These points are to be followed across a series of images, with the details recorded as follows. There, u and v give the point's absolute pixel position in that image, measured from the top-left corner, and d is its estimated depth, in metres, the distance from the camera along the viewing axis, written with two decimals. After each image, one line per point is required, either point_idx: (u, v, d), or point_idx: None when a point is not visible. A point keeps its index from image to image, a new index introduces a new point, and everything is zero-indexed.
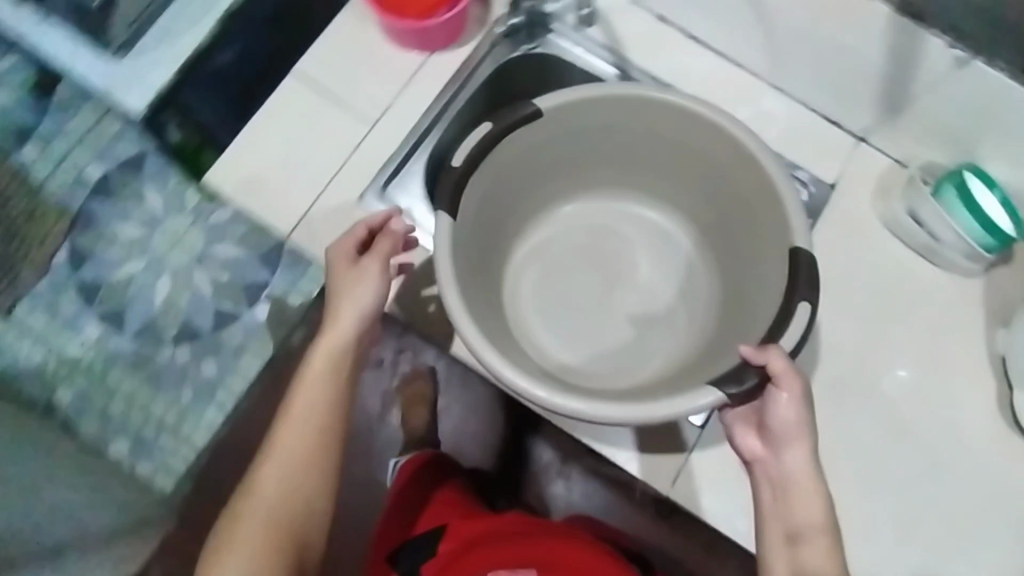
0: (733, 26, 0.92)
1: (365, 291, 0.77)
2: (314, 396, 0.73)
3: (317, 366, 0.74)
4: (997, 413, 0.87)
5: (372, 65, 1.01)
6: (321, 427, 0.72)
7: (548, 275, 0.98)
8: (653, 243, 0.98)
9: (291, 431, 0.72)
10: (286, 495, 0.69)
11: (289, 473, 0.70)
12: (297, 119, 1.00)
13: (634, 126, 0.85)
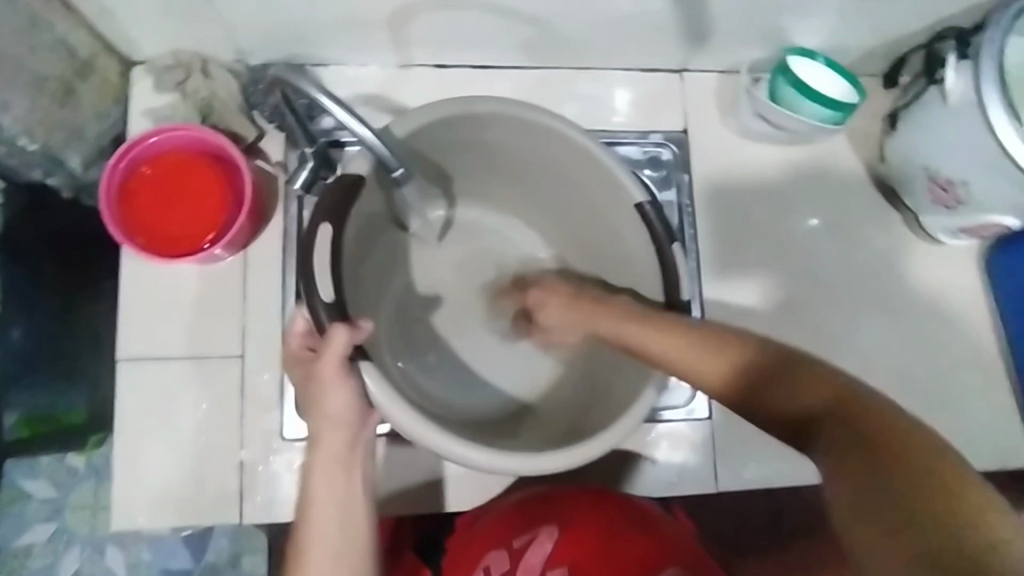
0: (513, 42, 0.87)
1: (340, 401, 0.67)
2: (333, 431, 0.67)
3: (329, 442, 0.67)
4: (905, 229, 0.98)
5: (186, 289, 0.83)
6: (347, 515, 0.65)
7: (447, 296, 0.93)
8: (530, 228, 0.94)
9: (320, 531, 0.63)
10: None
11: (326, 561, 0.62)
12: (156, 397, 0.81)
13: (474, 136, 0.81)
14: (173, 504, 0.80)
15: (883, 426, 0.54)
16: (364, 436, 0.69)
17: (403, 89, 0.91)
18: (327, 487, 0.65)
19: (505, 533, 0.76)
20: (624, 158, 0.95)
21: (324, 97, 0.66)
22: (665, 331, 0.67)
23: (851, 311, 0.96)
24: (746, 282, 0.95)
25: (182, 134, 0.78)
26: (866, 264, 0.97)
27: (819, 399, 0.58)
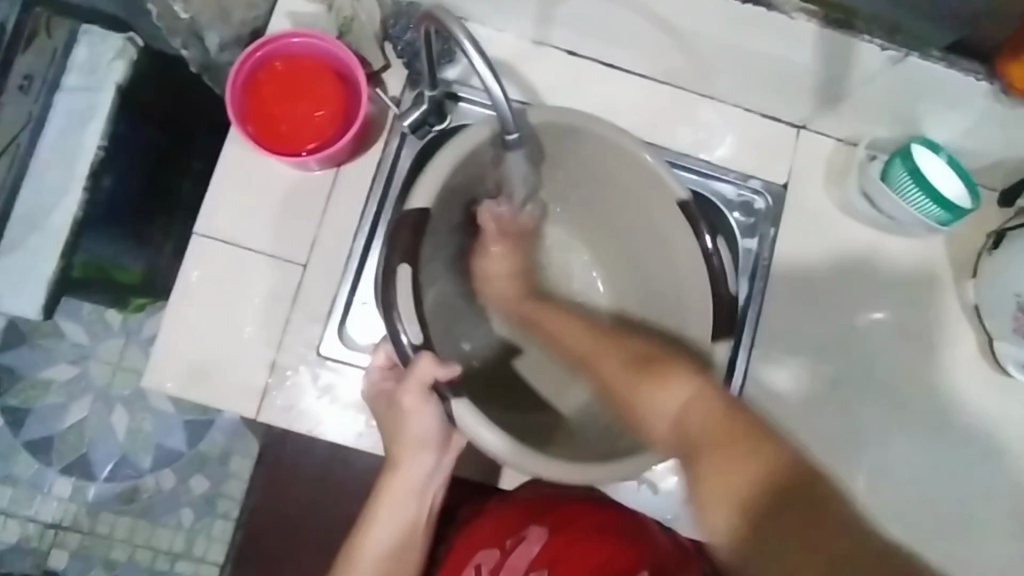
0: (650, 51, 0.88)
1: (422, 425, 0.75)
2: (413, 461, 0.76)
3: (400, 477, 0.76)
4: (975, 349, 0.95)
5: (275, 187, 0.86)
6: (407, 525, 0.75)
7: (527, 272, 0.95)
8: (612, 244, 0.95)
9: (369, 533, 0.74)
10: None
11: (392, 541, 0.74)
12: (218, 276, 0.84)
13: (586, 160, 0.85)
14: (199, 378, 0.83)
15: (803, 490, 0.50)
16: (435, 481, 0.78)
17: (530, 64, 0.92)
18: (405, 494, 0.76)
19: (500, 535, 0.77)
20: (719, 193, 0.94)
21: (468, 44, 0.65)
22: (659, 387, 0.62)
23: (897, 412, 0.94)
24: (799, 350, 0.94)
25: (317, 43, 0.81)
26: (921, 372, 0.95)
27: (701, 433, 0.56)
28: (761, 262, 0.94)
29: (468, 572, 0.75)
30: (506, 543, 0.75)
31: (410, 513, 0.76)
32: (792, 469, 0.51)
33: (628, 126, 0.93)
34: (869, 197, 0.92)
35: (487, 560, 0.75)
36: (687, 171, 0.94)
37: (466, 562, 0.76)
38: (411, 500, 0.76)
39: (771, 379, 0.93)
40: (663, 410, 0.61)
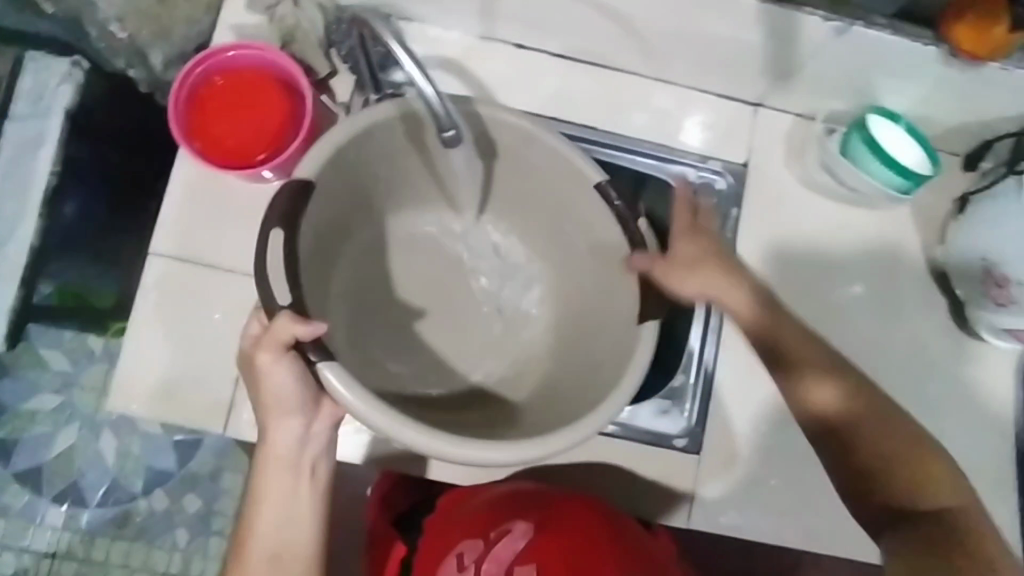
0: (597, 39, 0.87)
1: (279, 387, 0.70)
2: (275, 436, 0.72)
3: (272, 450, 0.72)
4: (948, 316, 0.94)
5: (228, 202, 0.85)
6: (293, 489, 0.72)
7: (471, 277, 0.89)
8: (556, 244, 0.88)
9: (263, 504, 0.72)
10: (272, 550, 0.71)
11: (275, 508, 0.72)
12: (177, 295, 0.84)
13: (504, 159, 0.82)
14: (163, 398, 0.82)
15: (921, 472, 0.71)
16: (308, 447, 0.73)
17: (479, 60, 0.91)
18: (285, 457, 0.73)
19: (484, 525, 0.76)
20: (678, 177, 0.93)
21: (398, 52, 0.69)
22: (831, 387, 0.73)
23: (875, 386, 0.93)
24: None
25: (259, 54, 0.81)
26: (897, 343, 0.94)
27: (842, 404, 0.72)
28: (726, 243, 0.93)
29: (450, 561, 0.74)
30: (492, 533, 0.75)
31: (281, 471, 0.72)
32: (890, 413, 0.73)
33: (583, 115, 0.92)
34: (830, 171, 0.92)
35: (471, 549, 0.74)
36: (644, 158, 0.93)
37: (448, 553, 0.76)
38: (285, 465, 0.73)
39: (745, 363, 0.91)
40: (842, 435, 0.73)
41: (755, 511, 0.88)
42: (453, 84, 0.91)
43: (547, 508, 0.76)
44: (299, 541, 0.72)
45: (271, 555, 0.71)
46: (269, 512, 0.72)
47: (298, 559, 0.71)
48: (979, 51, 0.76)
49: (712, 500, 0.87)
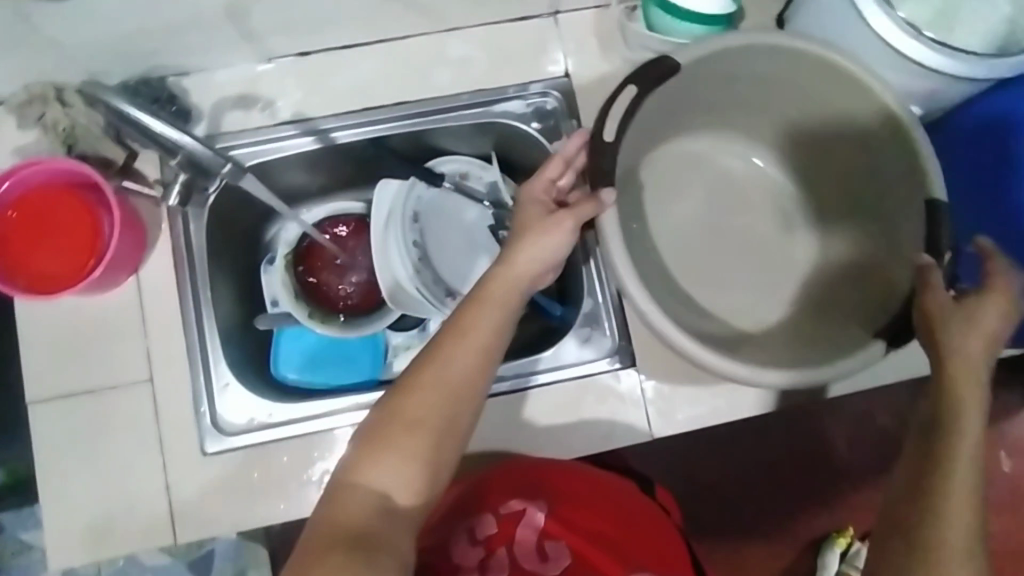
0: (368, 15, 0.83)
1: (549, 247, 0.70)
2: (486, 313, 0.66)
3: (495, 287, 0.68)
4: None
5: (83, 323, 0.82)
6: (490, 348, 0.66)
7: (685, 196, 0.89)
8: (684, 148, 0.90)
9: (460, 347, 0.64)
10: (406, 420, 0.61)
11: (468, 368, 0.64)
12: (72, 430, 0.81)
13: (725, 67, 0.80)
14: (104, 533, 0.80)
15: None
16: (501, 340, 0.67)
17: (270, 84, 0.88)
18: (506, 311, 0.68)
19: (488, 501, 0.80)
20: (508, 113, 0.90)
21: (115, 101, 0.71)
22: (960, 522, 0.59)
23: (777, 228, 0.91)
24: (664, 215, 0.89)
25: (44, 167, 0.77)
26: (780, 181, 0.92)
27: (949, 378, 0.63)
28: None
29: (460, 537, 0.80)
30: (503, 511, 0.80)
31: (477, 350, 0.65)
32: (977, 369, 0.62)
33: (390, 95, 0.89)
34: (645, 50, 0.89)
35: (487, 526, 0.80)
36: (467, 109, 0.90)
37: (457, 526, 0.80)
38: (457, 333, 0.65)
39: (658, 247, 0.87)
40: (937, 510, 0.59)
41: (711, 395, 0.85)
42: (254, 118, 0.88)
43: (554, 484, 0.80)
44: (438, 415, 0.62)
45: (397, 430, 0.61)
46: (444, 366, 0.63)
47: (445, 400, 0.62)
48: None
49: (669, 403, 0.85)
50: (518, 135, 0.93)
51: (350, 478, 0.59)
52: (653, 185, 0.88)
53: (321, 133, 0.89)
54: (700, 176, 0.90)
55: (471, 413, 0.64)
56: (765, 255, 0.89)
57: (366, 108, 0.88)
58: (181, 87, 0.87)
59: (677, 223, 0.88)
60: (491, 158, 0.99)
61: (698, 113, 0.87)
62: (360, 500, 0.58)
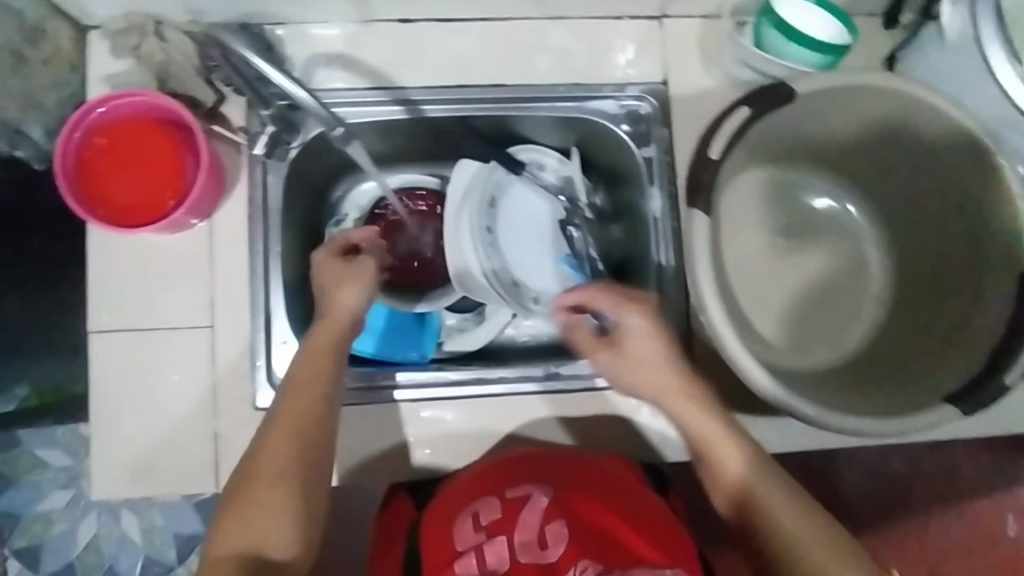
0: None
1: (351, 295, 0.79)
2: (314, 360, 0.75)
3: (321, 338, 0.76)
4: None
5: (153, 262, 0.82)
6: (317, 416, 0.72)
7: (767, 226, 0.89)
8: (773, 178, 0.89)
9: (282, 427, 0.71)
10: (241, 484, 0.68)
11: (283, 442, 0.70)
12: (127, 366, 0.81)
13: (836, 100, 0.77)
14: (146, 473, 0.80)
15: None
16: (336, 383, 0.75)
17: (366, 47, 0.86)
18: (320, 378, 0.74)
19: (500, 482, 0.77)
20: (600, 112, 0.89)
21: (246, 52, 0.60)
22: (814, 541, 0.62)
23: (853, 269, 0.90)
24: (743, 241, 0.88)
25: (136, 100, 0.76)
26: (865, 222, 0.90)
27: (701, 423, 0.70)
28: (664, 163, 0.88)
29: (463, 521, 0.73)
30: (508, 495, 0.74)
31: (295, 417, 0.71)
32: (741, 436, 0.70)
33: (484, 75, 0.87)
34: (749, 68, 0.87)
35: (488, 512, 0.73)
36: (560, 102, 0.89)
37: (461, 513, 0.74)
38: (270, 420, 0.72)
39: (733, 273, 0.86)
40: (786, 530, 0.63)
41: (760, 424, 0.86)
42: (344, 78, 0.86)
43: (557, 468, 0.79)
44: (259, 480, 0.68)
45: (228, 498, 0.67)
46: (257, 447, 0.70)
47: (247, 475, 0.68)
48: None
49: None
50: (604, 135, 0.92)
51: (212, 555, 0.64)
52: (737, 212, 0.88)
53: (410, 103, 0.87)
54: (783, 208, 0.90)
55: (299, 470, 0.69)
56: (839, 296, 0.88)
57: (460, 85, 0.87)
58: (277, 36, 0.85)
59: (754, 252, 0.88)
60: (570, 152, 0.98)
61: (795, 144, 0.85)
62: (232, 551, 0.64)
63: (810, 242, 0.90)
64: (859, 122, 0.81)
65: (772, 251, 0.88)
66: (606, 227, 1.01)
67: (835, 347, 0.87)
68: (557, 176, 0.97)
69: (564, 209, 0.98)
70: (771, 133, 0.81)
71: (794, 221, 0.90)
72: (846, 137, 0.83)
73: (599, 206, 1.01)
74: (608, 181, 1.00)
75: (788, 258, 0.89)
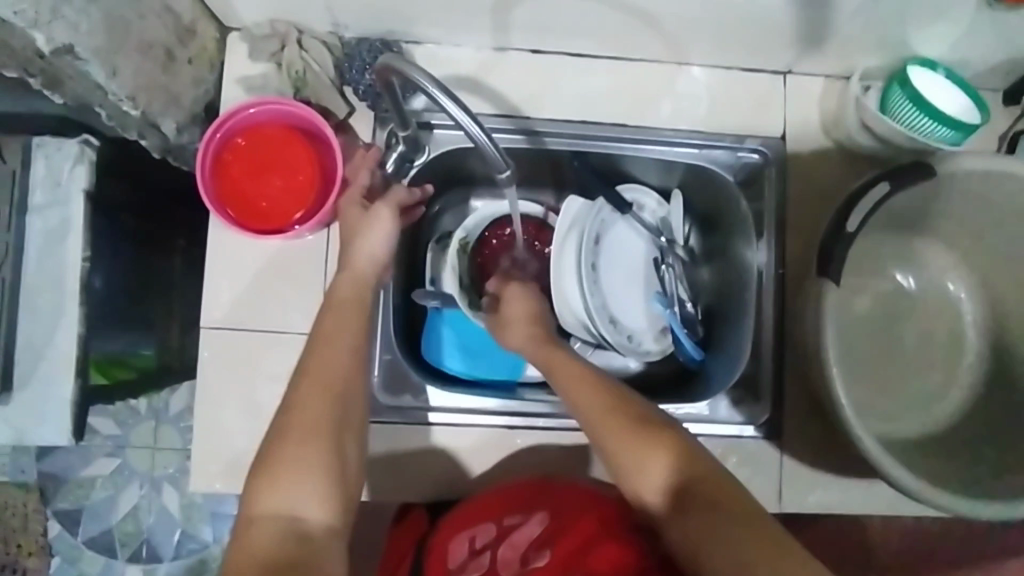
0: (620, 33, 0.82)
1: (374, 245, 0.74)
2: (337, 315, 0.70)
3: (342, 292, 0.72)
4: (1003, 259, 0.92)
5: (270, 265, 0.83)
6: (352, 352, 0.68)
7: (871, 294, 0.89)
8: (885, 249, 0.89)
9: (317, 367, 0.66)
10: (272, 439, 0.63)
11: (321, 385, 0.65)
12: (235, 365, 0.83)
13: (961, 182, 0.79)
14: (244, 470, 0.82)
15: None
16: (365, 336, 0.70)
17: (495, 73, 0.87)
18: (346, 322, 0.70)
19: (496, 509, 0.75)
20: (717, 161, 0.90)
21: (435, 91, 0.60)
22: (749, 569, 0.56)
23: (958, 344, 0.89)
24: (850, 307, 0.88)
25: (279, 107, 0.78)
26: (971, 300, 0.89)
27: (592, 407, 0.67)
28: (772, 217, 0.89)
29: (460, 543, 0.73)
30: (504, 520, 0.74)
31: (334, 362, 0.67)
32: (647, 425, 0.64)
33: (608, 114, 0.88)
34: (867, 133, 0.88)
35: (482, 534, 0.73)
36: (682, 147, 0.90)
37: (459, 533, 0.74)
38: (300, 365, 0.67)
39: (842, 337, 0.87)
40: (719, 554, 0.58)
41: (843, 485, 0.87)
42: (471, 102, 0.87)
43: (559, 498, 0.75)
44: (301, 426, 0.63)
45: (264, 458, 0.62)
46: (289, 394, 0.66)
47: (300, 424, 0.63)
48: None
49: (798, 479, 0.87)
50: (716, 184, 0.93)
51: (251, 513, 0.59)
52: (848, 277, 0.88)
53: (535, 135, 0.87)
54: (893, 278, 0.90)
55: (349, 415, 0.65)
56: (938, 370, 0.88)
57: (585, 121, 0.88)
58: (411, 53, 0.86)
59: (858, 319, 0.88)
60: (672, 194, 0.98)
61: (909, 220, 0.86)
62: (269, 532, 0.58)
63: (916, 314, 0.90)
64: (980, 205, 0.82)
65: (875, 320, 0.89)
66: (697, 272, 1.01)
67: (929, 414, 0.87)
68: (656, 217, 0.98)
69: (660, 248, 0.98)
70: (893, 207, 0.83)
71: (905, 291, 0.90)
72: (963, 214, 0.84)
73: (694, 249, 1.01)
74: (702, 226, 1.00)
75: (892, 330, 0.89)
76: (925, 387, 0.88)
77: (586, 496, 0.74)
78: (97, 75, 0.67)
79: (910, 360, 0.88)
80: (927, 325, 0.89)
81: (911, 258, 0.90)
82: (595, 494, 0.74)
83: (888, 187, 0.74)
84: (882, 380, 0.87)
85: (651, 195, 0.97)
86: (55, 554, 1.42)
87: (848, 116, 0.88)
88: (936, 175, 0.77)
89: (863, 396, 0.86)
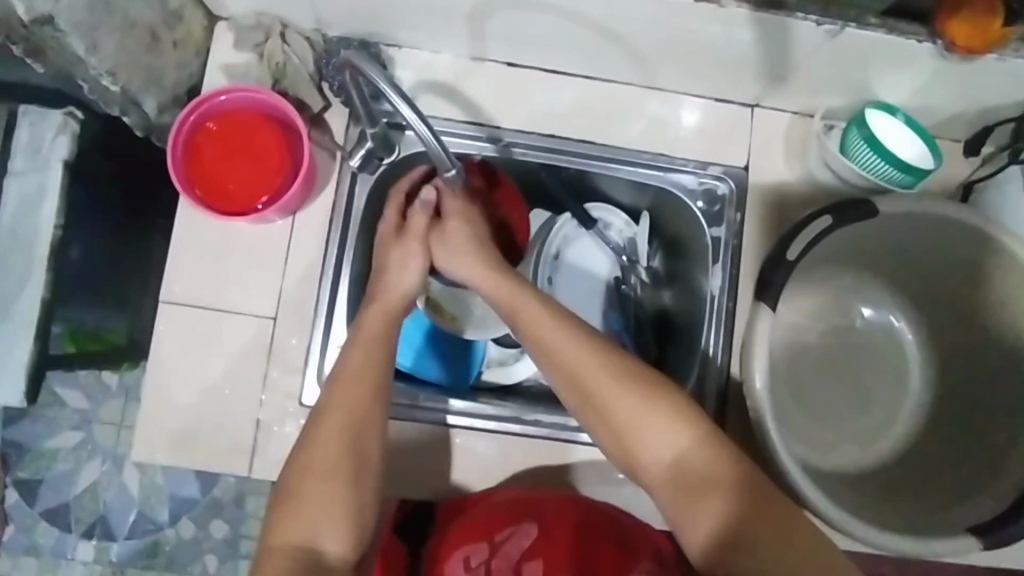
0: (591, 53, 0.85)
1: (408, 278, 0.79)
2: (365, 351, 0.74)
3: (369, 328, 0.75)
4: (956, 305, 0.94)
5: (233, 248, 0.86)
6: (379, 376, 0.73)
7: (820, 327, 0.90)
8: (837, 285, 0.91)
9: (344, 390, 0.72)
10: (298, 468, 0.68)
11: (347, 409, 0.71)
12: (190, 341, 0.84)
13: (908, 223, 0.81)
14: (189, 445, 0.83)
15: None
16: (385, 369, 0.74)
17: (470, 81, 0.90)
18: (381, 348, 0.75)
19: (485, 528, 0.76)
20: (680, 185, 0.92)
21: (389, 88, 0.64)
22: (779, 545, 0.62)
23: (903, 383, 0.90)
24: (800, 336, 0.89)
25: (255, 95, 0.81)
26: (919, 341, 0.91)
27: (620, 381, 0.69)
28: (730, 243, 0.91)
29: (456, 565, 0.75)
30: (497, 537, 0.76)
31: (358, 390, 0.72)
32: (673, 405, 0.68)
33: (577, 130, 0.91)
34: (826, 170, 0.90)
35: (475, 553, 0.75)
36: (645, 168, 0.92)
37: (450, 555, 0.76)
38: (327, 392, 0.72)
39: (788, 364, 0.88)
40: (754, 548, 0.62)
41: None
42: (444, 107, 0.90)
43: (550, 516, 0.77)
44: (328, 457, 0.68)
45: (289, 488, 0.68)
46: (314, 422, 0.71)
47: (329, 458, 0.68)
48: (974, 45, 0.72)
49: None
50: (679, 207, 0.95)
51: (272, 546, 0.65)
52: (800, 309, 0.89)
53: (502, 143, 0.90)
54: (843, 312, 0.91)
55: (372, 438, 0.71)
56: (881, 408, 0.89)
57: (553, 135, 0.91)
58: (391, 56, 0.89)
59: (806, 349, 0.89)
60: (640, 214, 1.01)
61: (862, 256, 0.88)
62: (288, 558, 0.64)
63: (864, 349, 0.91)
64: (928, 247, 0.84)
65: (823, 353, 0.90)
66: (658, 291, 1.02)
67: (868, 450, 0.88)
68: (621, 235, 1.00)
69: (621, 267, 1.02)
70: (847, 242, 0.84)
71: (855, 326, 0.91)
72: (913, 254, 0.86)
73: (658, 269, 1.03)
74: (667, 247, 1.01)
75: (837, 364, 0.90)
76: (867, 423, 0.89)
77: (564, 512, 0.77)
78: (78, 49, 0.71)
79: (855, 394, 0.90)
80: (873, 363, 0.91)
81: (862, 294, 0.91)
82: (574, 512, 0.77)
83: (831, 222, 0.77)
84: (825, 413, 0.88)
85: (618, 213, 0.99)
86: (10, 522, 1.42)
87: (810, 151, 0.90)
88: (882, 215, 0.79)
89: (807, 427, 0.87)
